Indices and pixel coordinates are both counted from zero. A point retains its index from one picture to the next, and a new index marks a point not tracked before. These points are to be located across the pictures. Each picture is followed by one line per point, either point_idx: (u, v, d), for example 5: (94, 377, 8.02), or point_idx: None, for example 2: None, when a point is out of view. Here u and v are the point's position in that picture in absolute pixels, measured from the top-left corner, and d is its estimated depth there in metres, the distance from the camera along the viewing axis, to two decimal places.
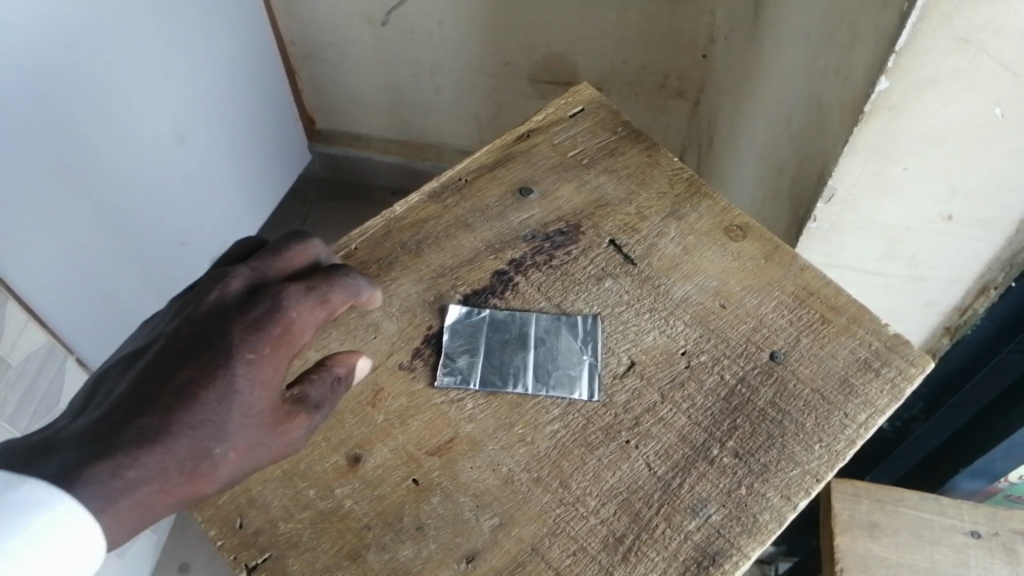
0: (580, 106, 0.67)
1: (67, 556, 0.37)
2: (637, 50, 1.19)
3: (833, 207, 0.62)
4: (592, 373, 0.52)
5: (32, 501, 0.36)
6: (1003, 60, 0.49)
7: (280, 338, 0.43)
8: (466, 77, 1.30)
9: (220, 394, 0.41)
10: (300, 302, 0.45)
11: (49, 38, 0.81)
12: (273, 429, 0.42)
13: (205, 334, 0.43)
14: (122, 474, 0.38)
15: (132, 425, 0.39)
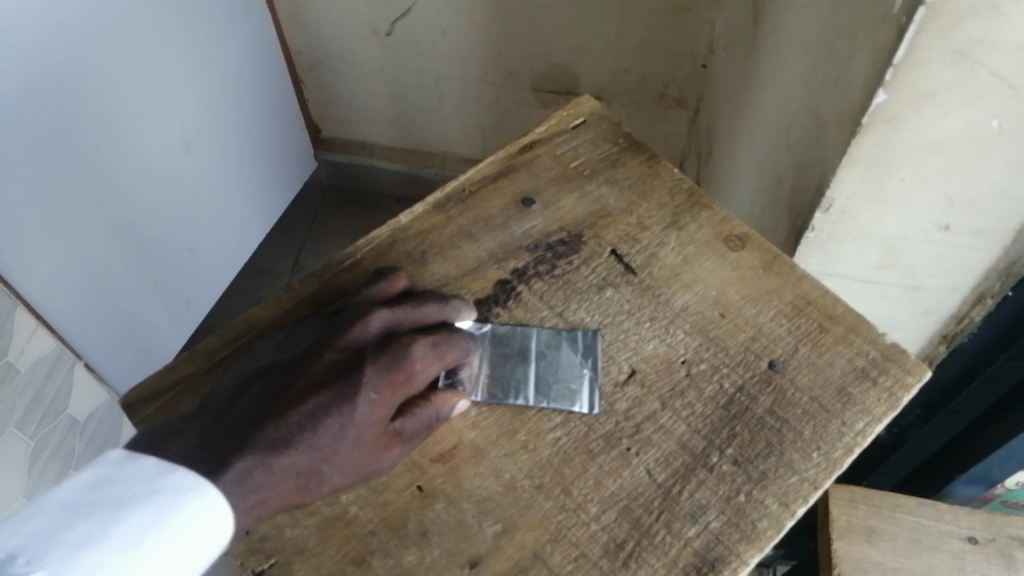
0: (582, 118, 0.68)
1: (206, 536, 0.41)
2: (638, 60, 1.21)
3: (831, 217, 0.63)
4: (593, 385, 0.52)
5: (181, 484, 0.41)
6: (999, 75, 0.50)
7: (404, 377, 0.46)
8: (469, 85, 1.32)
9: (343, 425, 0.44)
10: (427, 353, 0.47)
11: (59, 49, 0.82)
12: (378, 458, 0.46)
13: (342, 362, 0.47)
14: (250, 475, 0.42)
15: (266, 435, 0.43)
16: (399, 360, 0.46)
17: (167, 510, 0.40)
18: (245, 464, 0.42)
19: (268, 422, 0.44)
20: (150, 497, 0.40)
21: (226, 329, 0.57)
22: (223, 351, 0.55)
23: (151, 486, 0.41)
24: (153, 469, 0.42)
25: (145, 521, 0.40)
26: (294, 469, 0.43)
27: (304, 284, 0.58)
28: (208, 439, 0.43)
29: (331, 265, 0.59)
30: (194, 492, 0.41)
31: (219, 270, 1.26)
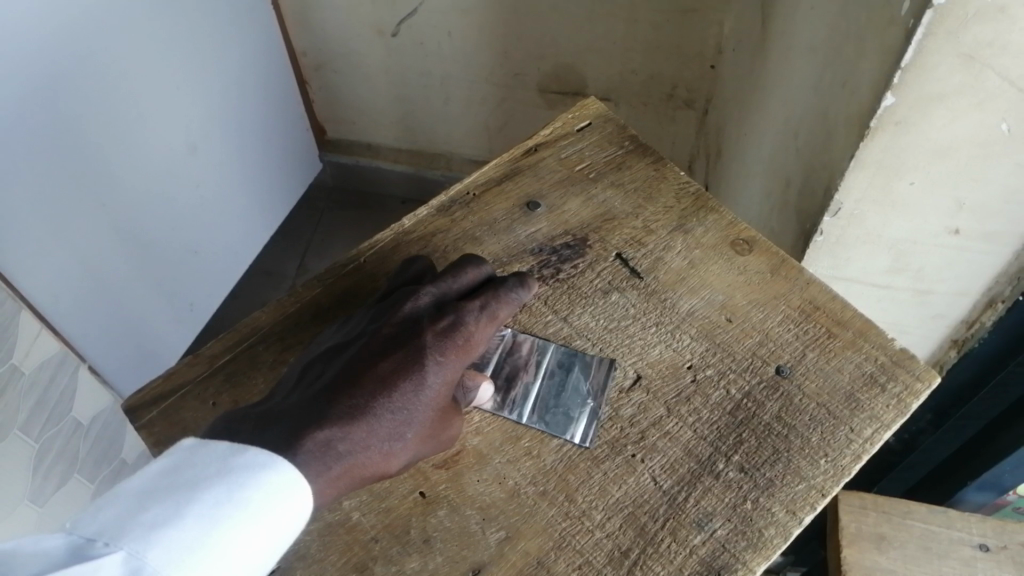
0: (587, 120, 0.67)
1: (286, 515, 0.39)
2: (646, 62, 1.20)
3: (840, 221, 0.62)
4: (594, 421, 0.51)
5: (258, 459, 0.39)
6: (1009, 77, 0.49)
7: (470, 343, 0.48)
8: (476, 87, 1.31)
9: (415, 389, 0.45)
10: (482, 316, 0.48)
11: (65, 52, 0.82)
12: (444, 423, 0.47)
13: (407, 335, 0.47)
14: (336, 446, 0.42)
15: (344, 405, 0.43)
16: (464, 327, 0.48)
17: (247, 487, 0.38)
18: (336, 439, 0.42)
19: (349, 398, 0.44)
20: (224, 476, 0.38)
21: (229, 333, 0.56)
22: (227, 355, 0.55)
23: (224, 467, 0.39)
24: (225, 450, 0.40)
25: (222, 502, 0.37)
26: (380, 441, 0.43)
27: (307, 288, 0.58)
28: (287, 418, 0.42)
29: (334, 269, 0.59)
30: (272, 467, 0.39)
31: (224, 271, 1.25)
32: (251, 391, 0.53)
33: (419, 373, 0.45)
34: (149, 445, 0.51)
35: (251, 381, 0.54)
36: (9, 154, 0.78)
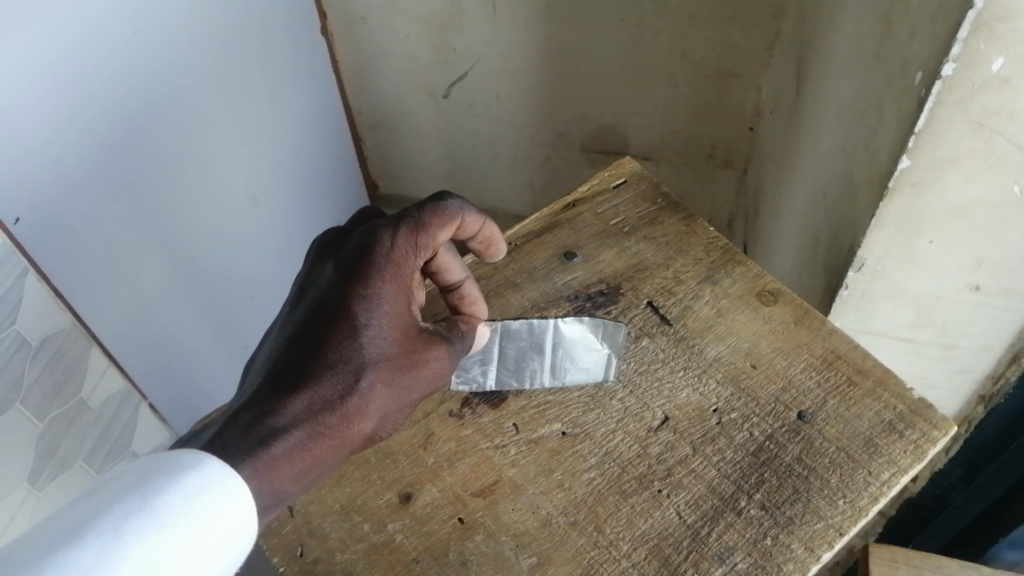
0: (623, 178, 0.72)
1: (211, 510, 0.41)
2: (685, 123, 1.25)
3: (864, 276, 0.65)
4: (612, 364, 0.59)
5: (183, 461, 0.41)
6: (1017, 143, 0.53)
7: (391, 273, 0.51)
8: (521, 146, 1.38)
9: (354, 335, 0.48)
10: (396, 236, 0.53)
11: (146, 111, 0.91)
12: (410, 354, 0.51)
13: (329, 291, 0.51)
14: (285, 419, 0.45)
15: (284, 383, 0.47)
16: (376, 263, 0.51)
17: (167, 494, 0.40)
18: (285, 411, 0.45)
19: (292, 370, 0.47)
20: (146, 483, 0.40)
21: None
22: None
23: (141, 480, 0.41)
24: (148, 465, 0.42)
25: (151, 510, 0.39)
26: (335, 394, 0.47)
27: None
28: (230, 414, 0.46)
29: None
30: (198, 467, 0.41)
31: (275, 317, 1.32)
32: None
33: (350, 320, 0.49)
34: None
35: None
36: (91, 203, 0.86)
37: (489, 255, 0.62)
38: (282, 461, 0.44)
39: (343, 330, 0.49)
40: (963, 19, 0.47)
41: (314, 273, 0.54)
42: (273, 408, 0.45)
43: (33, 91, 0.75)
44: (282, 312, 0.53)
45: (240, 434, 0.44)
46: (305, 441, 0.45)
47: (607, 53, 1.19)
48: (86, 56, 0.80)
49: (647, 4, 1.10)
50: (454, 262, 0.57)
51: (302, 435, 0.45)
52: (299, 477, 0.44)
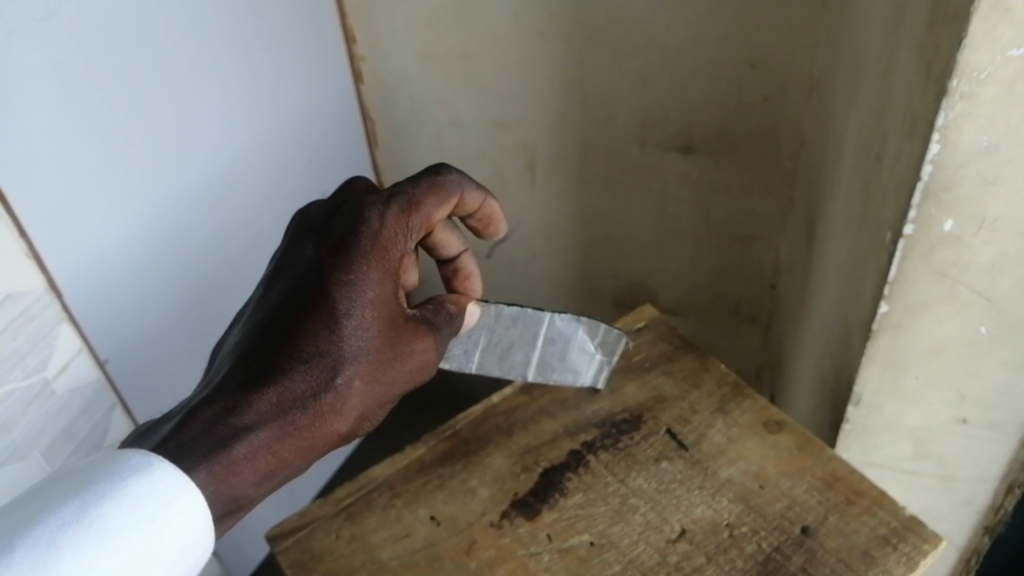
0: (643, 322, 0.82)
1: (149, 518, 0.48)
2: (709, 280, 1.37)
3: (862, 410, 0.73)
4: (601, 368, 0.74)
5: (130, 467, 0.49)
6: (976, 290, 0.62)
7: (373, 262, 0.56)
8: (558, 301, 1.50)
9: (331, 330, 0.55)
10: (386, 218, 0.58)
11: (223, 270, 1.06)
12: (389, 345, 0.57)
13: (304, 280, 0.56)
14: (250, 418, 0.52)
15: (257, 376, 0.53)
16: (355, 252, 0.56)
17: (106, 506, 0.47)
18: (250, 410, 0.53)
19: (260, 367, 0.54)
20: (91, 485, 0.48)
21: (351, 481, 0.70)
22: (349, 498, 0.68)
23: (82, 492, 0.47)
24: (88, 477, 0.48)
25: (91, 512, 0.46)
26: (305, 391, 0.54)
27: (414, 448, 0.72)
28: (207, 398, 0.53)
29: (436, 433, 0.73)
30: (143, 474, 0.49)
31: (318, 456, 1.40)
32: (367, 528, 0.66)
33: (320, 318, 0.55)
34: (285, 567, 0.64)
35: (366, 520, 0.66)
36: (169, 345, 0.98)
37: (491, 235, 0.69)
38: (250, 454, 0.52)
39: (313, 328, 0.55)
40: (914, 189, 0.58)
41: (298, 248, 0.59)
42: (238, 407, 0.52)
43: (138, 253, 0.90)
44: (260, 291, 0.59)
45: (203, 430, 0.52)
46: (270, 439, 0.53)
47: (634, 218, 1.32)
48: (179, 222, 0.96)
49: (668, 175, 1.25)
50: (450, 239, 0.65)
51: (264, 435, 0.53)
52: (262, 471, 0.53)
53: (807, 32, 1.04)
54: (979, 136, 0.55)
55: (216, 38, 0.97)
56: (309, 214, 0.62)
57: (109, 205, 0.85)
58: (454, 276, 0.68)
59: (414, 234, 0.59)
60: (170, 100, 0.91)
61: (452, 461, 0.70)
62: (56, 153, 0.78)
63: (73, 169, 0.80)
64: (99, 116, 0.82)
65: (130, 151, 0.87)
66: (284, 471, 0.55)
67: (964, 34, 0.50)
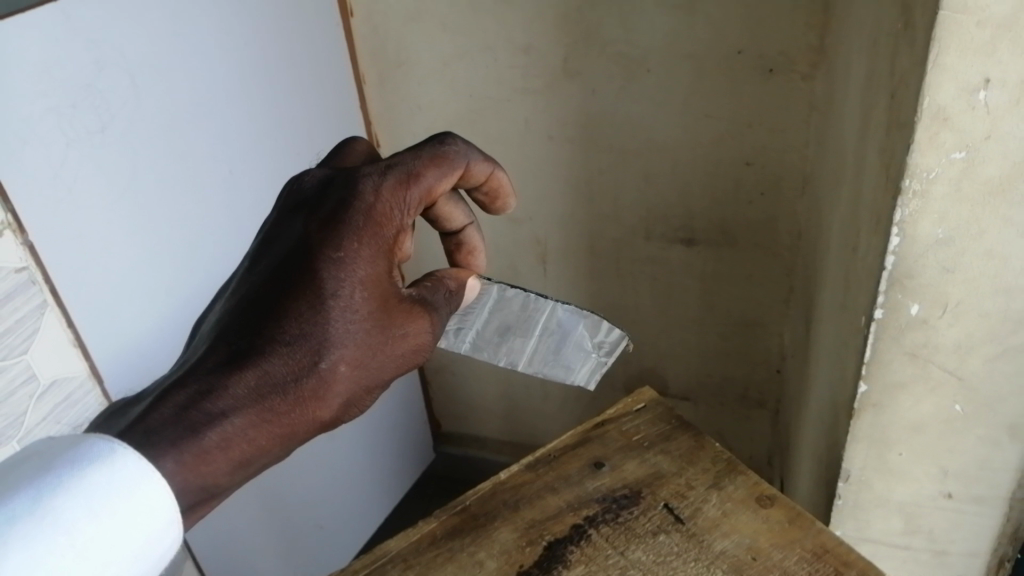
0: (643, 403, 0.87)
1: (106, 505, 0.48)
2: (716, 366, 1.41)
3: (852, 486, 0.76)
4: (596, 370, 0.74)
5: (93, 455, 0.50)
6: (948, 369, 0.67)
7: (364, 241, 0.58)
8: (571, 388, 1.55)
9: (314, 317, 0.56)
10: (379, 196, 0.59)
11: None
12: (377, 330, 0.59)
13: (289, 262, 0.58)
14: (227, 403, 0.54)
15: (236, 363, 0.55)
16: (346, 232, 0.58)
17: (59, 495, 0.47)
18: (227, 395, 0.54)
19: (239, 351, 0.56)
20: (48, 472, 0.48)
21: (367, 554, 0.74)
22: (364, 570, 0.72)
23: (35, 483, 0.48)
24: (42, 467, 0.49)
25: (44, 502, 0.47)
26: (284, 377, 0.56)
27: (426, 522, 0.76)
28: (185, 379, 0.55)
29: (447, 508, 0.77)
30: (104, 462, 0.49)
31: (332, 539, 1.44)
32: None
33: (303, 303, 0.56)
34: None
35: None
36: None
37: (500, 212, 0.71)
38: (226, 436, 0.54)
39: (295, 312, 0.56)
40: (881, 276, 0.64)
41: (286, 223, 0.61)
42: (216, 391, 0.54)
43: (167, 340, 0.99)
44: (244, 269, 0.60)
45: (177, 412, 0.53)
46: (246, 424, 0.54)
47: (642, 306, 1.38)
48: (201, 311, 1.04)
49: (672, 266, 1.32)
50: (455, 212, 0.68)
51: (239, 421, 0.54)
52: (236, 456, 0.54)
53: (796, 132, 1.13)
54: (935, 230, 0.60)
55: (243, 148, 1.07)
56: (301, 183, 0.63)
57: (141, 297, 0.94)
58: (456, 250, 0.72)
59: (407, 214, 0.60)
60: (198, 201, 1.01)
61: (462, 534, 0.75)
62: (100, 251, 0.88)
63: (114, 266, 0.89)
64: (139, 217, 0.92)
65: (160, 248, 0.96)
66: (261, 458, 0.56)
67: (912, 140, 0.57)
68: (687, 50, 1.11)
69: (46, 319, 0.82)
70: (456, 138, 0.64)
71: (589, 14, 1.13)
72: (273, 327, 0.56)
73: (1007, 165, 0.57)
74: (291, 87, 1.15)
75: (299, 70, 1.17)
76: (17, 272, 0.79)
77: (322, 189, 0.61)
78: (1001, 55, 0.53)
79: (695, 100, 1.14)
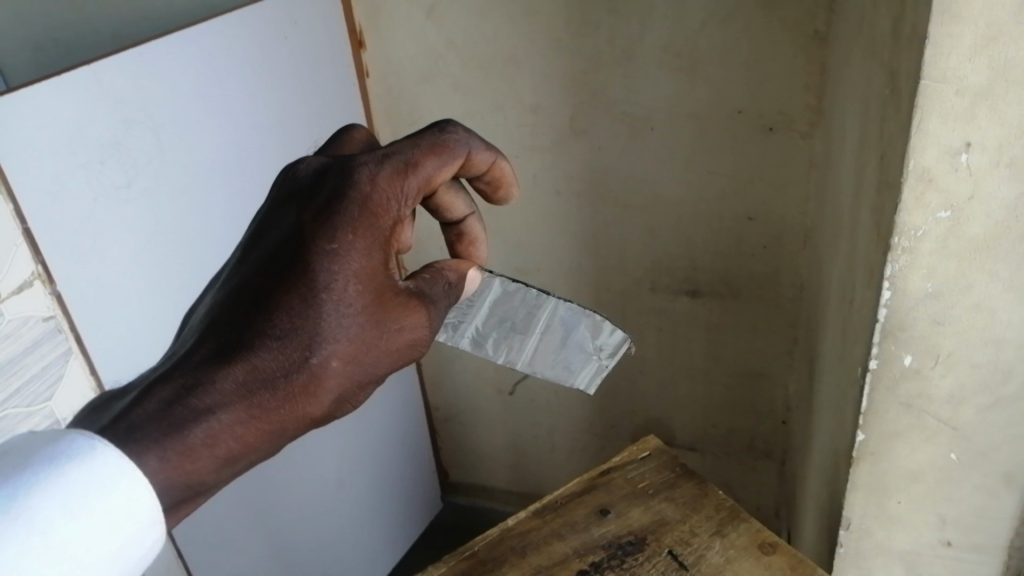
0: (648, 451, 0.88)
1: (85, 505, 0.48)
2: (722, 417, 1.43)
3: (853, 533, 0.78)
4: (598, 372, 0.73)
5: (72, 453, 0.49)
6: (942, 419, 0.69)
7: (359, 234, 0.56)
8: (578, 438, 1.57)
9: (305, 311, 0.55)
10: (375, 186, 0.57)
11: None
12: (371, 326, 0.58)
13: (281, 254, 0.56)
14: (213, 400, 0.53)
15: (223, 357, 0.54)
16: (340, 222, 0.56)
17: (37, 494, 0.47)
18: (214, 390, 0.53)
19: (228, 345, 0.55)
20: (26, 469, 0.48)
21: None
22: None
23: (13, 481, 0.47)
24: (19, 463, 0.48)
25: (22, 500, 0.46)
26: (273, 372, 0.54)
27: (435, 568, 0.78)
28: (172, 374, 0.54)
29: (456, 554, 0.79)
30: (83, 461, 0.49)
31: None
32: None
33: (294, 296, 0.55)
34: None
35: None
36: None
37: (502, 204, 0.69)
38: (211, 435, 0.52)
39: (286, 306, 0.55)
40: (874, 328, 0.66)
41: (279, 212, 0.59)
42: (203, 386, 0.53)
43: None
44: (236, 258, 0.59)
45: (162, 408, 0.52)
46: (233, 421, 0.53)
47: (649, 357, 1.41)
48: None
49: (678, 318, 1.34)
50: (456, 202, 0.67)
51: (226, 418, 0.53)
52: (222, 453, 0.53)
53: (797, 188, 1.16)
54: (924, 284, 0.63)
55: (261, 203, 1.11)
56: (296, 170, 0.61)
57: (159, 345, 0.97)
58: (458, 240, 0.71)
59: (405, 203, 0.58)
60: (216, 253, 1.05)
61: None
62: (122, 302, 0.91)
63: (134, 315, 0.93)
64: (160, 268, 0.96)
65: (180, 298, 0.99)
66: (249, 455, 0.55)
67: (899, 199, 0.61)
68: (689, 109, 1.15)
69: (70, 365, 0.86)
70: (456, 126, 0.61)
71: (594, 75, 1.17)
72: (263, 321, 0.55)
73: (991, 223, 0.60)
74: (308, 144, 1.20)
75: (316, 127, 1.21)
76: (44, 321, 0.82)
77: (317, 177, 0.59)
78: (979, 121, 0.57)
79: (698, 158, 1.19)
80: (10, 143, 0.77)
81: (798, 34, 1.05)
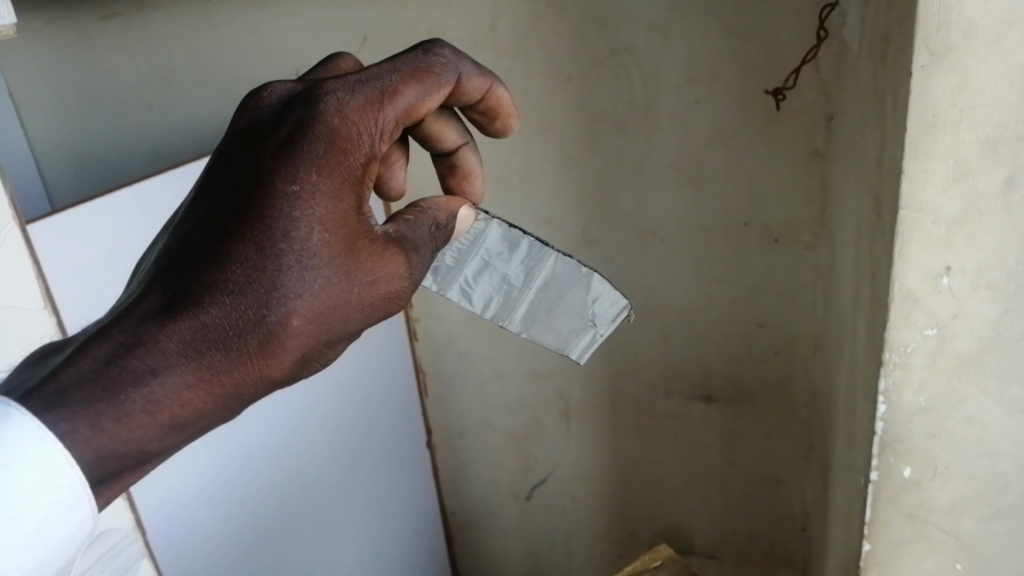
0: (659, 560, 0.90)
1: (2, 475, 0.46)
2: (740, 523, 1.43)
3: None
4: (592, 341, 0.75)
5: None
6: (946, 530, 0.70)
7: (323, 177, 0.54)
8: (596, 544, 1.56)
9: (263, 261, 0.52)
10: (344, 120, 0.55)
11: (278, 514, 1.18)
12: (337, 280, 0.55)
13: (237, 199, 0.54)
14: (157, 358, 0.49)
15: (170, 312, 0.51)
16: (303, 163, 0.54)
17: None
18: (158, 349, 0.49)
19: (175, 298, 0.51)
20: None
21: None
22: None
23: None
24: None
25: None
26: (224, 327, 0.51)
27: None
28: (113, 330, 0.50)
29: None
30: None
31: None
32: None
33: (250, 246, 0.52)
34: None
35: None
36: None
37: (500, 133, 0.71)
38: (154, 397, 0.49)
39: (241, 255, 0.52)
40: (873, 440, 0.69)
41: (236, 153, 0.56)
42: (146, 344, 0.49)
43: (209, 498, 1.04)
44: (187, 205, 0.56)
45: (101, 367, 0.48)
46: (179, 380, 0.50)
47: (665, 463, 1.42)
48: (247, 472, 1.10)
49: (693, 422, 1.36)
50: (447, 130, 0.68)
51: (171, 379, 0.50)
52: (167, 416, 0.50)
53: (804, 297, 1.20)
54: (917, 397, 0.66)
55: None
56: (258, 99, 0.59)
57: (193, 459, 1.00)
58: (451, 172, 0.73)
59: (381, 135, 0.57)
60: None
61: None
62: None
63: None
64: None
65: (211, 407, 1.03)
66: (198, 420, 0.52)
67: (888, 318, 0.64)
68: (697, 221, 1.21)
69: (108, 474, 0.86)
70: (444, 49, 0.62)
71: (605, 190, 1.24)
72: (214, 273, 0.52)
73: (976, 341, 0.64)
74: None
75: None
76: None
77: (280, 111, 0.57)
78: (957, 248, 0.61)
79: (706, 267, 1.24)
80: (53, 259, 0.82)
81: (798, 152, 1.11)
